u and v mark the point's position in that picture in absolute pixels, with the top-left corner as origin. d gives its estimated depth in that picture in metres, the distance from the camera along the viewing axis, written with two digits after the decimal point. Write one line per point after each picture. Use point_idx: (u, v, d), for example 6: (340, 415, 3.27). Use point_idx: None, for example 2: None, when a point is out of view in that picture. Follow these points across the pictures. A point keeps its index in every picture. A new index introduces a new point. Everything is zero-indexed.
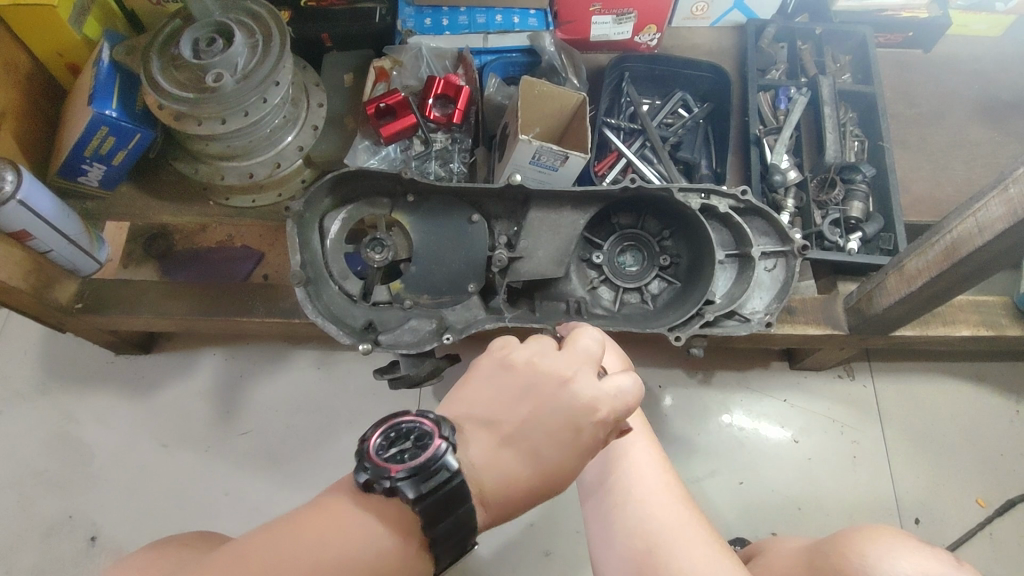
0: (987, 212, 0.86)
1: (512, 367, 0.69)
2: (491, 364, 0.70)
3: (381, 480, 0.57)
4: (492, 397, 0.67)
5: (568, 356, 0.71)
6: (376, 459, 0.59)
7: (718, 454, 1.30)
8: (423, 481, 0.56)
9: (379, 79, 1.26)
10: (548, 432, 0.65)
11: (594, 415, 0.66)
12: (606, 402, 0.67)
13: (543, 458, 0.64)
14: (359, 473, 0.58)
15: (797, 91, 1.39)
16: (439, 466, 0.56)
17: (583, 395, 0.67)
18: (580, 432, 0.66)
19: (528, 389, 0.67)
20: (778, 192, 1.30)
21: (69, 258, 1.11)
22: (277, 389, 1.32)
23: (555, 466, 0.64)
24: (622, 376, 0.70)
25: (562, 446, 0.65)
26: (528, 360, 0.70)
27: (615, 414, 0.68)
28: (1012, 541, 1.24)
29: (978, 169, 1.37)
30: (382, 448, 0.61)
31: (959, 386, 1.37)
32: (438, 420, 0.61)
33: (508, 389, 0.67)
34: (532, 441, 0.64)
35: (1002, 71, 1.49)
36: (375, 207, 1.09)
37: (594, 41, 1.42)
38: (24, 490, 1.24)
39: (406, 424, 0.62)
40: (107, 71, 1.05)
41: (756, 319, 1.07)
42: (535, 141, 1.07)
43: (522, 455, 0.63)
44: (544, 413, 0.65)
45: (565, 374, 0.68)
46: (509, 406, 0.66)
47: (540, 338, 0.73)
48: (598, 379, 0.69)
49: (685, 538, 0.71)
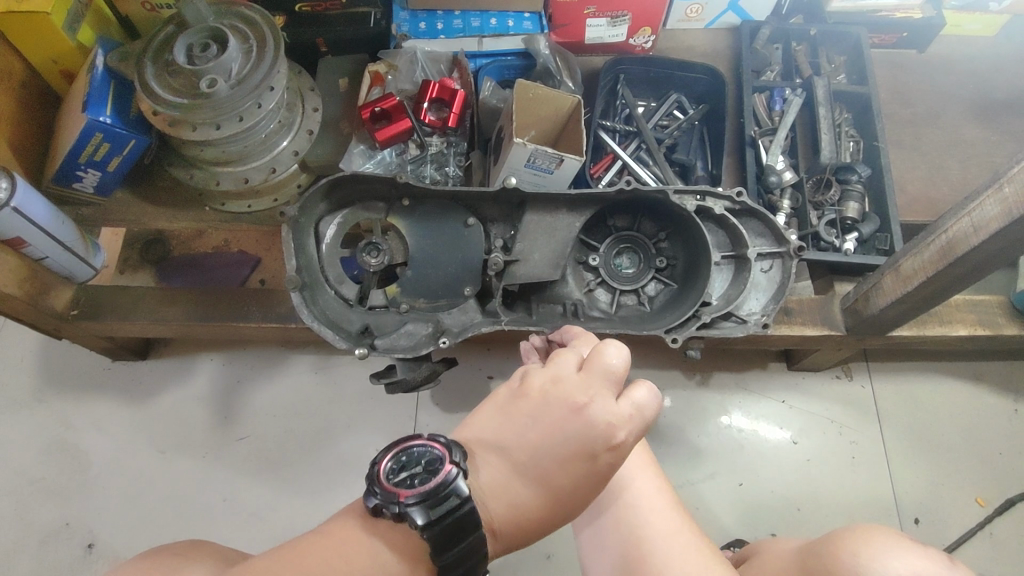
0: (982, 211, 0.86)
1: (525, 394, 0.68)
2: (506, 395, 0.70)
3: (390, 505, 0.56)
4: (500, 425, 0.67)
5: (584, 378, 0.68)
6: (386, 483, 0.59)
7: (717, 456, 1.29)
8: (432, 507, 0.55)
9: (374, 83, 1.27)
10: (561, 460, 0.64)
11: (610, 441, 0.65)
12: (623, 425, 0.66)
13: (547, 481, 0.64)
14: (369, 497, 0.58)
15: (791, 92, 1.39)
16: (448, 492, 0.56)
17: (598, 422, 0.65)
18: (596, 460, 0.65)
19: (540, 414, 0.66)
20: (774, 193, 1.30)
21: (64, 266, 1.11)
22: (273, 394, 1.32)
23: (559, 490, 0.64)
24: (638, 390, 0.69)
25: (576, 473, 0.64)
26: (542, 385, 0.69)
27: (631, 436, 0.67)
28: (1012, 540, 1.24)
29: (973, 168, 1.37)
30: (393, 472, 0.61)
31: (957, 386, 1.37)
32: (448, 445, 0.61)
33: (518, 415, 0.67)
34: (540, 468, 0.64)
35: (996, 71, 1.49)
36: (371, 211, 1.09)
37: (588, 44, 1.42)
38: (21, 498, 1.24)
39: (417, 449, 0.62)
40: (102, 77, 1.06)
41: (752, 321, 1.07)
42: (529, 144, 1.07)
43: (533, 485, 0.64)
44: (559, 442, 0.65)
45: (581, 400, 0.67)
46: (508, 430, 0.66)
47: (554, 361, 0.71)
48: (615, 401, 0.67)
49: (678, 545, 0.71)
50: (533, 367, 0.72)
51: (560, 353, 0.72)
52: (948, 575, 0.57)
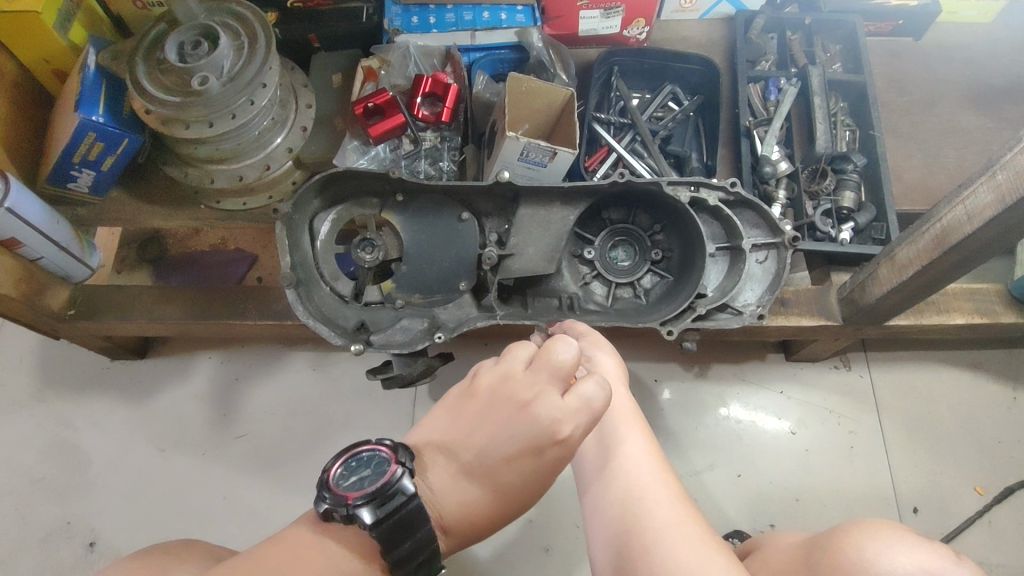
0: (976, 198, 0.86)
1: (474, 393, 0.72)
2: (457, 395, 0.74)
3: (339, 508, 0.57)
4: (450, 427, 0.71)
5: (531, 374, 0.70)
6: (334, 488, 0.60)
7: (716, 447, 1.30)
8: (380, 505, 0.57)
9: (367, 78, 1.25)
10: (508, 457, 0.67)
11: (555, 435, 0.67)
12: (568, 419, 0.68)
13: (500, 482, 0.68)
14: (319, 502, 0.59)
15: (786, 82, 1.38)
16: (395, 491, 0.57)
17: (542, 418, 0.67)
18: (543, 453, 0.68)
19: (485, 413, 0.70)
20: (769, 183, 1.30)
21: (60, 265, 1.11)
22: (271, 391, 1.32)
23: (511, 490, 0.68)
24: (587, 384, 0.69)
25: (523, 468, 0.68)
26: (490, 384, 0.72)
27: (579, 429, 0.68)
28: (1011, 528, 1.24)
29: (970, 156, 1.37)
30: (341, 476, 0.61)
31: (956, 374, 1.37)
32: (394, 446, 0.62)
33: (467, 414, 0.71)
34: (488, 466, 0.67)
35: (993, 57, 1.48)
36: (364, 207, 1.09)
37: (583, 36, 1.41)
38: (22, 497, 1.25)
39: (365, 453, 0.63)
40: (93, 77, 1.05)
41: (748, 312, 1.07)
42: (522, 137, 1.07)
43: (481, 483, 0.67)
44: (505, 441, 0.67)
45: (525, 396, 0.69)
46: (462, 434, 0.69)
47: (506, 357, 0.74)
48: (561, 397, 0.68)
49: (680, 535, 0.65)
50: (487, 365, 0.75)
51: (516, 346, 0.74)
52: (954, 569, 0.57)
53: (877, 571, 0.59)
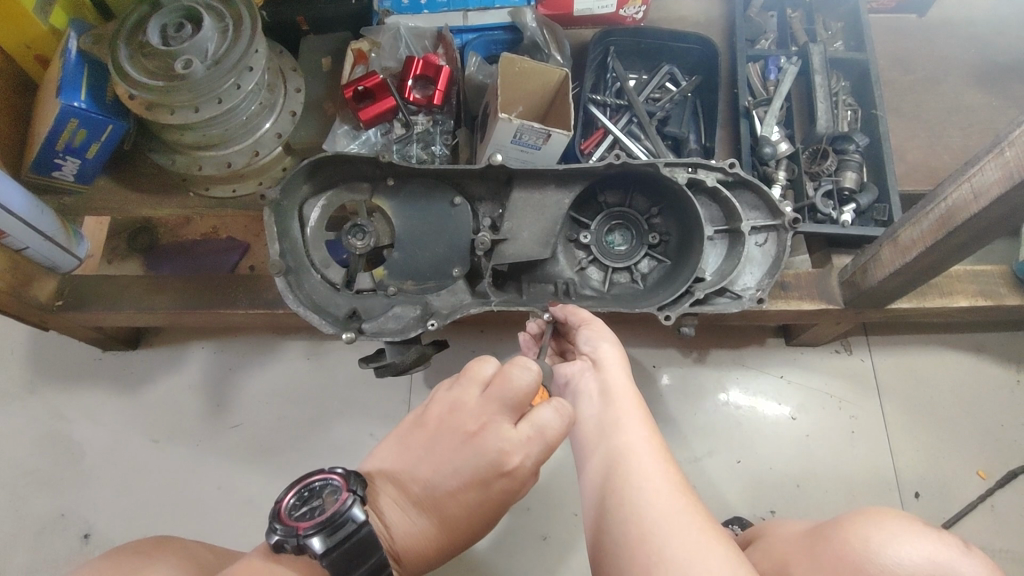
0: (983, 176, 0.83)
1: (424, 422, 0.76)
2: (407, 424, 0.78)
3: (290, 539, 0.61)
4: (399, 457, 0.75)
5: (482, 403, 0.74)
6: (286, 519, 0.63)
7: (716, 432, 1.28)
8: (330, 534, 0.61)
9: (357, 62, 1.23)
10: (455, 489, 0.71)
11: (503, 466, 0.72)
12: (517, 450, 0.72)
13: (447, 514, 0.72)
14: (271, 534, 0.62)
15: (786, 60, 1.35)
16: (344, 519, 0.61)
17: (489, 449, 0.71)
18: (489, 484, 0.72)
19: (434, 443, 0.74)
20: (769, 164, 1.27)
21: (47, 255, 1.08)
22: (265, 381, 1.30)
23: (458, 521, 0.72)
24: (541, 411, 0.73)
25: (469, 499, 0.72)
26: (439, 413, 0.76)
27: (528, 459, 0.73)
28: (1013, 511, 1.23)
29: (974, 135, 1.34)
30: (294, 507, 0.65)
31: (959, 358, 1.35)
32: (345, 474, 0.66)
33: (416, 444, 0.75)
34: (435, 497, 0.71)
35: (998, 34, 1.45)
36: (355, 193, 1.07)
37: (577, 17, 1.37)
38: (16, 489, 1.24)
39: (317, 483, 0.67)
40: (75, 61, 1.02)
41: (747, 296, 1.04)
42: (515, 119, 1.04)
43: (428, 513, 0.71)
44: (452, 472, 0.72)
45: (475, 426, 0.73)
46: (412, 464, 0.74)
47: (462, 381, 0.77)
48: (513, 427, 0.72)
49: (678, 525, 0.63)
50: (440, 392, 0.78)
51: (476, 367, 0.77)
52: (961, 560, 0.56)
53: (882, 562, 0.57)
